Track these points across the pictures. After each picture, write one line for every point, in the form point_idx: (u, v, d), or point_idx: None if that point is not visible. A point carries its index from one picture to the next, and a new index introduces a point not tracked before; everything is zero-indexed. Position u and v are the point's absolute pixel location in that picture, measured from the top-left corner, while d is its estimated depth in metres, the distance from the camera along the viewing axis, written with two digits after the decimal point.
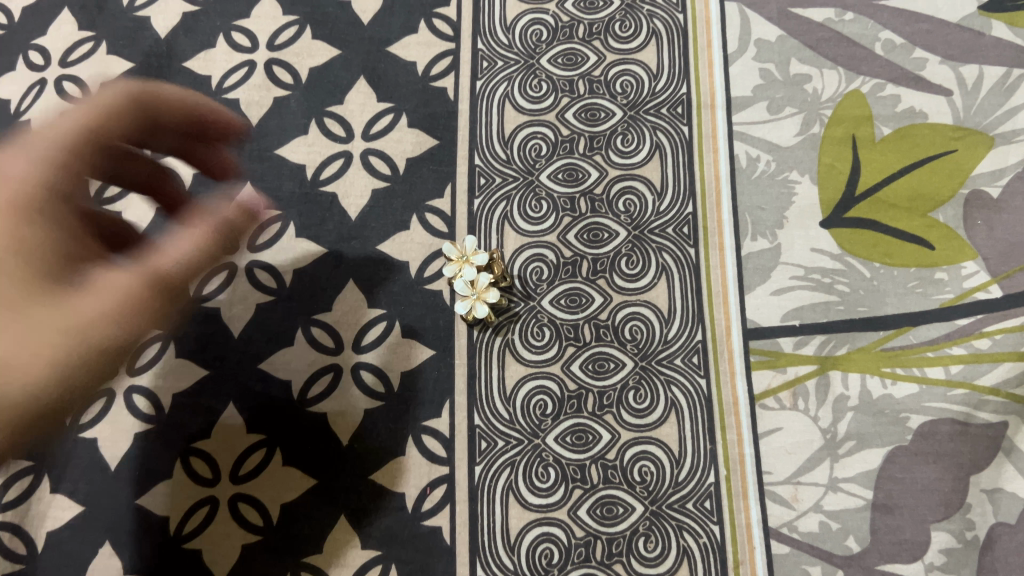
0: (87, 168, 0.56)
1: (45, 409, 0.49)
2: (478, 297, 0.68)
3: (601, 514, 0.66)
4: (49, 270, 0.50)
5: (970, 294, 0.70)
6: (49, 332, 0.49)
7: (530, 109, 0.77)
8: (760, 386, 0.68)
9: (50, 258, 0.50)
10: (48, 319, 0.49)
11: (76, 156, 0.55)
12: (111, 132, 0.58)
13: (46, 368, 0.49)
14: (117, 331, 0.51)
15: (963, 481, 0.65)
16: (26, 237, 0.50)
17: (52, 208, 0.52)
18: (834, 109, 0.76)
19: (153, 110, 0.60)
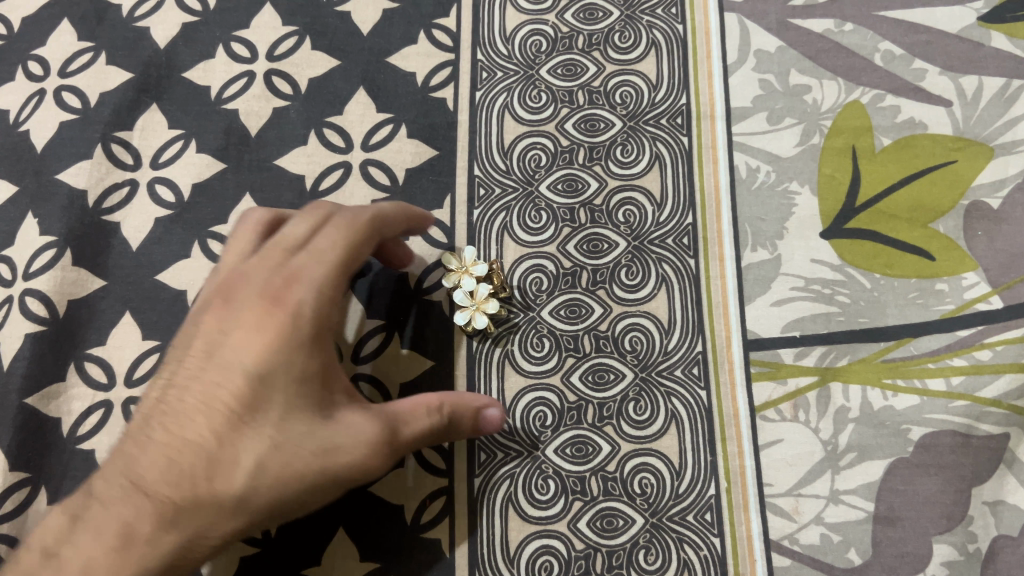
0: (335, 293, 0.58)
1: (271, 514, 0.54)
2: (477, 307, 0.69)
3: (601, 527, 0.66)
4: (317, 398, 0.55)
5: (971, 305, 0.69)
6: (299, 457, 0.54)
7: (529, 120, 0.77)
8: (760, 397, 0.68)
9: (310, 390, 0.55)
10: (307, 444, 0.54)
11: (342, 280, 0.59)
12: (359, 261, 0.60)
13: (285, 492, 0.54)
14: (369, 464, 0.56)
15: (964, 493, 0.65)
16: (270, 371, 0.54)
17: (309, 334, 0.55)
18: (833, 120, 0.76)
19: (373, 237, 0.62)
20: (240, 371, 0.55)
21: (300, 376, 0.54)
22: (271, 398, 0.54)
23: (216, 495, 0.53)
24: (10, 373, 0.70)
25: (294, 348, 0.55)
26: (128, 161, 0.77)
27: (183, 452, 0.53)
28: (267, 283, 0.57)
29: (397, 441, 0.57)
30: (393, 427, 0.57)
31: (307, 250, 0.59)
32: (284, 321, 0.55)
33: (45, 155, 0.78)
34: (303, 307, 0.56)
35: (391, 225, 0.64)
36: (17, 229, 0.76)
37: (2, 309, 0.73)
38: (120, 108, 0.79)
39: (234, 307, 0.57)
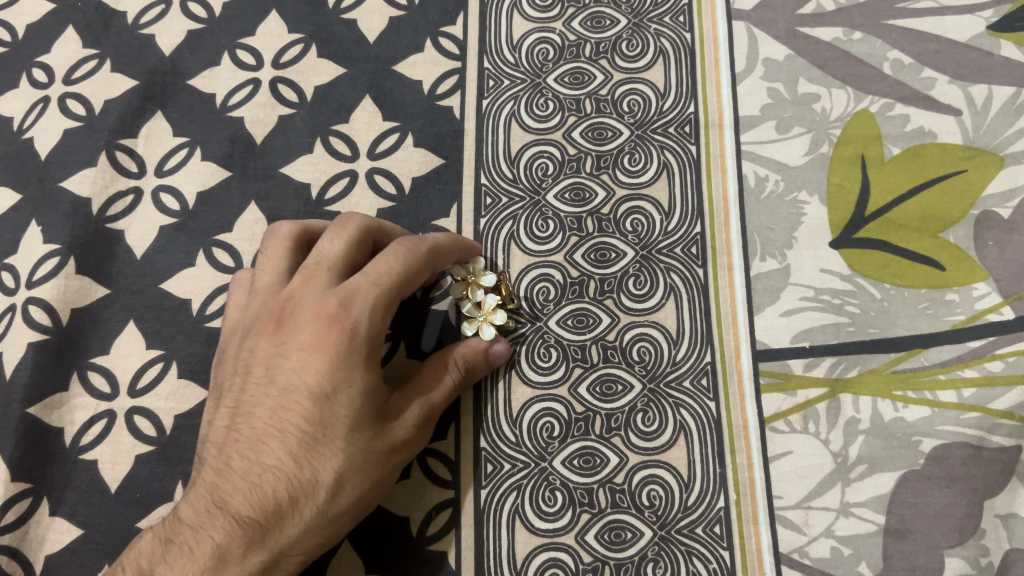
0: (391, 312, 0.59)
1: (351, 520, 0.58)
2: (484, 319, 0.68)
3: (609, 539, 0.65)
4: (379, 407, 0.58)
5: (982, 316, 0.69)
6: (366, 462, 0.58)
7: (536, 128, 0.76)
8: (769, 409, 0.67)
9: (372, 400, 0.58)
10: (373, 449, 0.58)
11: (396, 298, 0.59)
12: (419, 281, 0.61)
13: (360, 494, 0.58)
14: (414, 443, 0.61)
15: (976, 505, 0.64)
16: (332, 392, 0.56)
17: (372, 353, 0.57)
18: (842, 129, 0.75)
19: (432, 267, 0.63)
20: (305, 389, 0.57)
21: (366, 389, 0.57)
22: (341, 414, 0.56)
23: (302, 508, 0.56)
24: (13, 382, 0.70)
25: (359, 367, 0.57)
26: (133, 169, 0.77)
27: (262, 472, 0.57)
28: (322, 303, 0.58)
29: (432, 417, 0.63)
30: (433, 407, 0.63)
31: (362, 272, 0.59)
32: (347, 341, 0.56)
33: (49, 163, 0.78)
34: (366, 326, 0.57)
35: (447, 249, 0.64)
36: (20, 236, 0.75)
37: (5, 317, 0.72)
38: (125, 116, 0.79)
39: (290, 328, 0.59)
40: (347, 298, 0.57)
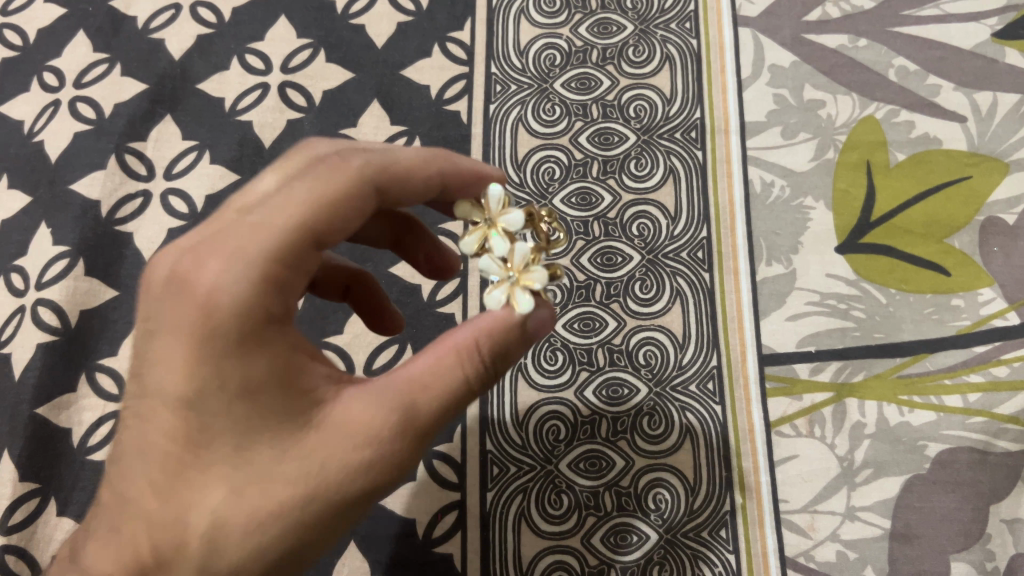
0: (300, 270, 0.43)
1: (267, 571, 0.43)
2: (515, 281, 0.45)
3: (615, 542, 0.65)
4: (289, 410, 0.42)
5: (987, 321, 0.69)
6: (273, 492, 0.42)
7: (543, 133, 0.77)
8: (775, 412, 0.67)
9: (277, 405, 0.42)
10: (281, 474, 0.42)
11: (307, 249, 0.43)
12: (350, 221, 0.45)
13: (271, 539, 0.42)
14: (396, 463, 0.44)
15: (982, 510, 0.64)
16: (199, 401, 0.41)
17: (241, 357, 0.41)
18: (848, 135, 0.76)
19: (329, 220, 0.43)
20: (166, 399, 0.42)
21: (239, 390, 0.41)
22: (212, 430, 0.41)
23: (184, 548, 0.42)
24: (22, 383, 0.70)
25: (223, 360, 0.41)
26: (142, 171, 0.77)
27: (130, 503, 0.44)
28: (183, 264, 0.43)
29: (412, 432, 0.44)
30: (407, 413, 0.44)
31: (250, 217, 0.42)
32: (192, 327, 0.41)
33: (60, 166, 0.78)
34: (219, 302, 0.41)
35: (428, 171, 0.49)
36: (30, 238, 0.76)
37: (14, 318, 0.73)
38: (134, 119, 0.79)
39: (150, 307, 0.44)
40: (188, 266, 0.42)
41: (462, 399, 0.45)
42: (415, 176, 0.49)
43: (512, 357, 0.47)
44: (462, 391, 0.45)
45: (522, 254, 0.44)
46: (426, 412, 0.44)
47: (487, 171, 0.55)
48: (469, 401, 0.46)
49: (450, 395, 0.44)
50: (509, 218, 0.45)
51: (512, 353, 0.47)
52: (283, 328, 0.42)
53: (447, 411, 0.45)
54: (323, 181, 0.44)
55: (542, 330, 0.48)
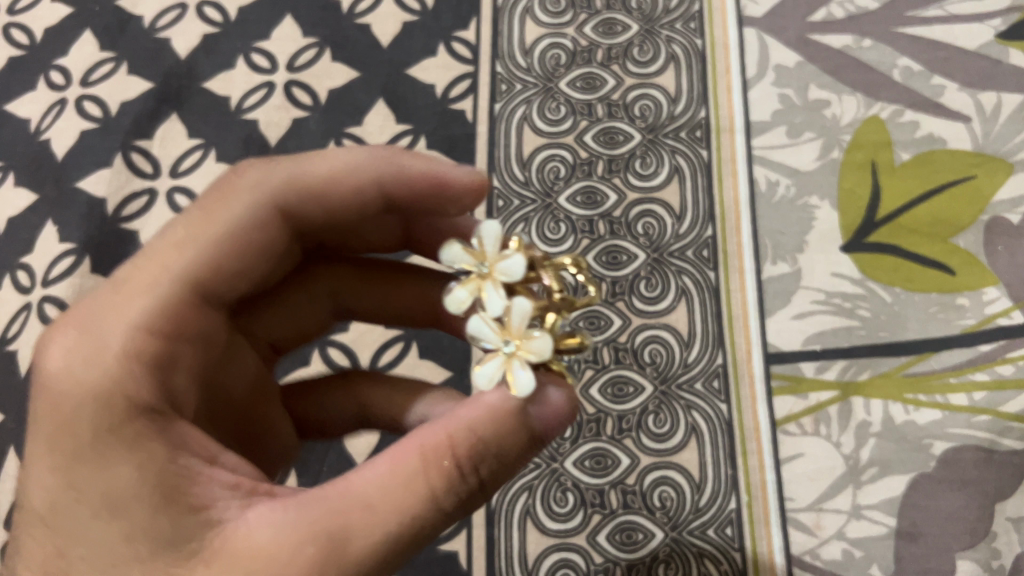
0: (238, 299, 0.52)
1: None
2: (513, 345, 0.40)
3: (621, 540, 0.65)
4: (170, 528, 0.38)
5: (992, 320, 0.69)
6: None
7: (549, 132, 0.77)
8: (780, 411, 0.67)
9: (149, 513, 0.38)
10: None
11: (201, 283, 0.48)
12: (240, 250, 0.49)
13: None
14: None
15: (988, 508, 0.64)
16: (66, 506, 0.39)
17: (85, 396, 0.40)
18: (853, 134, 0.76)
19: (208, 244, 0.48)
20: (38, 512, 0.39)
21: (96, 501, 0.38)
22: (75, 547, 0.38)
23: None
24: (28, 380, 0.70)
25: (75, 462, 0.39)
26: (147, 169, 0.77)
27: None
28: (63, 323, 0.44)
29: (339, 571, 0.37)
30: (339, 546, 0.37)
31: (128, 271, 0.46)
32: (50, 438, 0.39)
33: (66, 164, 0.78)
34: (68, 404, 0.40)
35: (350, 180, 0.52)
36: (37, 236, 0.76)
37: (21, 315, 0.73)
38: (140, 117, 0.79)
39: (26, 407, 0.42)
40: (43, 348, 0.42)
41: (424, 526, 0.39)
42: (325, 198, 0.52)
43: (495, 465, 0.40)
44: (423, 512, 0.39)
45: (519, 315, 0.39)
46: (367, 543, 0.38)
47: (445, 171, 0.52)
48: (442, 524, 0.40)
49: (402, 519, 0.38)
50: (505, 269, 0.41)
51: (500, 453, 0.40)
52: (152, 399, 0.41)
53: (403, 544, 0.38)
54: (213, 213, 0.49)
55: (555, 414, 0.42)
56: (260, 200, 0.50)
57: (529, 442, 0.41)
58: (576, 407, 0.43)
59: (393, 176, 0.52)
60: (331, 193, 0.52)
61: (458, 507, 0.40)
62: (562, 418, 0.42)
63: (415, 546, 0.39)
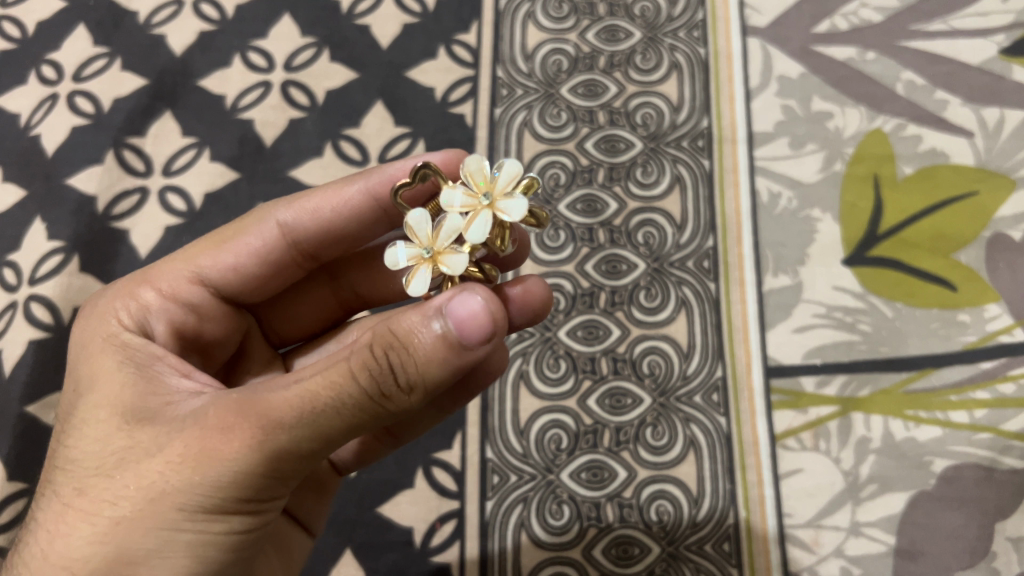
0: (230, 321, 0.54)
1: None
2: (431, 257, 0.41)
3: (617, 555, 0.64)
4: (134, 413, 0.42)
5: (993, 337, 0.68)
6: (93, 494, 0.40)
7: (549, 138, 0.76)
8: (780, 425, 0.67)
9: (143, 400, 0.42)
10: (109, 467, 0.40)
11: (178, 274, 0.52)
12: (240, 266, 0.53)
13: (91, 540, 0.39)
14: (230, 464, 0.38)
15: (987, 527, 0.63)
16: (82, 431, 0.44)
17: (131, 348, 0.46)
18: (856, 147, 0.75)
19: (214, 256, 0.52)
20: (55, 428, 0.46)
21: (92, 388, 0.44)
22: (71, 441, 0.43)
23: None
24: (12, 381, 0.69)
25: (92, 363, 0.46)
26: (140, 168, 0.76)
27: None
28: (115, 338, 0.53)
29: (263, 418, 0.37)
30: (241, 407, 0.38)
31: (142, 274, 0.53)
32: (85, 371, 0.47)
33: (56, 159, 0.77)
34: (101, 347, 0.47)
35: (345, 194, 0.53)
36: (25, 233, 0.74)
37: (6, 314, 0.71)
38: (133, 115, 0.78)
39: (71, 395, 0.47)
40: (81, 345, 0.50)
41: (350, 409, 0.37)
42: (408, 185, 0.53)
43: (405, 366, 0.37)
44: (324, 381, 0.37)
45: (414, 226, 0.42)
46: (268, 414, 0.37)
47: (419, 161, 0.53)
48: (374, 412, 0.37)
49: (303, 389, 0.37)
50: (511, 209, 0.40)
51: (414, 366, 0.37)
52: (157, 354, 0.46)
53: (293, 416, 0.37)
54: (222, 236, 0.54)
55: (470, 323, 0.36)
56: (275, 220, 0.53)
57: (451, 348, 0.36)
58: (504, 322, 0.38)
59: (383, 182, 0.53)
60: (335, 220, 0.53)
61: (380, 397, 0.37)
62: (484, 333, 0.36)
63: (340, 426, 0.38)
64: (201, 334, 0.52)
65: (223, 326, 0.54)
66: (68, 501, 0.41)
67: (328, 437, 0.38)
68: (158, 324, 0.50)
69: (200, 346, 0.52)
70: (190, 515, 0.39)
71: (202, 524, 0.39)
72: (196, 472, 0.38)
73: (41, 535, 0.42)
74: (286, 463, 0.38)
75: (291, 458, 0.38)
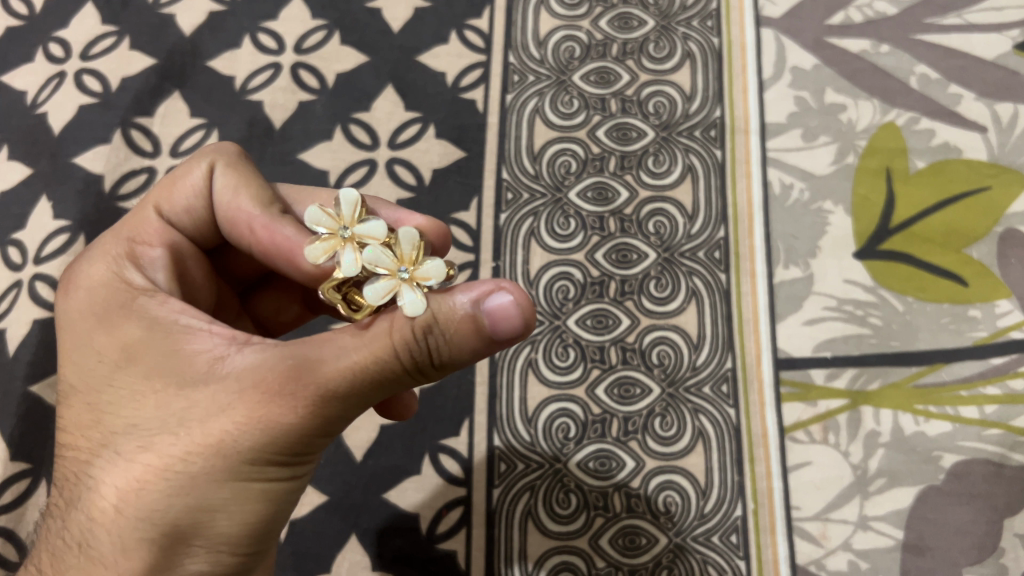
0: (207, 263, 0.52)
1: (219, 526, 0.40)
2: (409, 272, 0.36)
3: (623, 544, 0.64)
4: (174, 375, 0.40)
5: (1004, 333, 0.68)
6: (151, 454, 0.39)
7: (561, 125, 0.75)
8: (790, 418, 0.66)
9: (171, 360, 0.41)
10: (162, 428, 0.39)
11: (152, 225, 0.49)
12: (193, 207, 0.50)
13: (161, 498, 0.39)
14: (296, 424, 0.38)
15: (995, 523, 0.63)
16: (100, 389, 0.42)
17: (153, 309, 0.43)
18: (868, 140, 0.75)
19: (168, 196, 0.50)
20: (75, 390, 0.43)
21: (119, 355, 0.42)
22: (105, 403, 0.42)
23: (90, 554, 0.40)
24: (16, 359, 0.68)
25: (110, 326, 0.43)
26: (147, 148, 0.75)
27: (66, 536, 0.41)
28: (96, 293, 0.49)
29: (325, 383, 0.38)
30: (296, 372, 0.38)
31: (115, 228, 0.50)
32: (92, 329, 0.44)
33: (63, 138, 0.76)
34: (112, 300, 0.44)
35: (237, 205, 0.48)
36: (30, 211, 0.74)
37: (11, 293, 0.70)
38: (142, 94, 0.77)
39: (72, 357, 0.44)
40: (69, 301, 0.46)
41: (401, 375, 0.38)
42: (274, 258, 0.47)
43: (445, 347, 0.37)
44: (371, 350, 0.38)
45: (383, 292, 0.36)
46: (324, 381, 0.38)
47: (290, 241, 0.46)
48: (417, 375, 0.39)
49: (352, 357, 0.38)
50: (349, 199, 0.38)
51: (450, 349, 0.37)
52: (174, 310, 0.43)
53: (345, 384, 0.38)
54: (174, 177, 0.51)
55: (506, 322, 0.36)
56: (205, 166, 0.50)
57: (486, 335, 0.37)
58: (536, 318, 0.37)
59: (263, 231, 0.47)
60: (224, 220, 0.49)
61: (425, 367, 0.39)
62: (518, 329, 0.36)
63: (389, 387, 0.39)
64: (189, 278, 0.50)
65: (201, 268, 0.52)
66: (121, 460, 0.40)
67: (376, 395, 0.39)
68: (158, 274, 0.47)
69: (190, 287, 0.50)
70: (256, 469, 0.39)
71: (267, 475, 0.40)
72: (262, 434, 0.38)
73: (95, 495, 0.41)
74: (340, 419, 0.40)
75: (343, 414, 0.39)
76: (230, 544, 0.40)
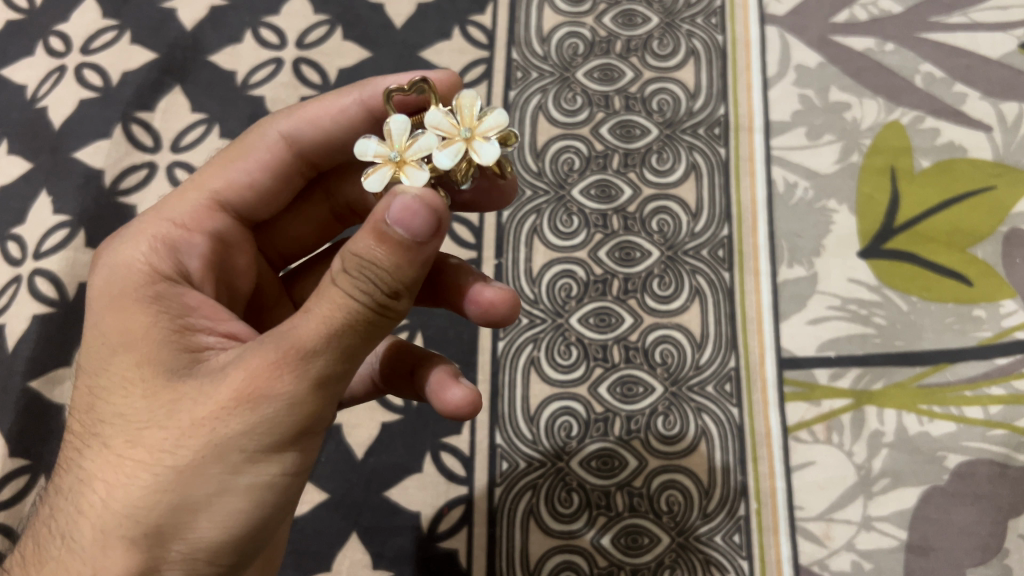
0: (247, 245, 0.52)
1: (206, 522, 0.38)
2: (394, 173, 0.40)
3: (626, 544, 0.63)
4: (168, 363, 0.40)
5: (1008, 333, 0.67)
6: (137, 449, 0.39)
7: (564, 122, 0.75)
8: (793, 418, 0.66)
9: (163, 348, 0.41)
10: (149, 420, 0.39)
11: (202, 207, 0.50)
12: (255, 180, 0.51)
13: (144, 493, 0.38)
14: (274, 404, 0.37)
15: (1000, 524, 0.63)
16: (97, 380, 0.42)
17: (161, 295, 0.43)
18: (873, 139, 0.75)
19: (226, 176, 0.51)
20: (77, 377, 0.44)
21: (115, 343, 0.42)
22: (99, 390, 0.41)
23: (74, 549, 0.39)
24: (15, 355, 0.67)
25: (108, 312, 0.43)
26: (147, 143, 0.74)
27: (53, 530, 0.41)
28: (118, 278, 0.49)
29: (298, 355, 0.37)
30: (267, 349, 0.37)
31: (151, 211, 0.49)
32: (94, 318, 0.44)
33: (63, 133, 0.76)
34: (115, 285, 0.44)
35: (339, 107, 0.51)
36: (30, 206, 0.73)
37: (9, 288, 0.70)
38: (142, 88, 0.77)
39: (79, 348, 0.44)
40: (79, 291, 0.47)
41: (357, 328, 0.37)
42: None
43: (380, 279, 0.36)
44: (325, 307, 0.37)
45: (373, 151, 0.41)
46: (289, 351, 0.37)
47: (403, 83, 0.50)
48: (375, 326, 0.38)
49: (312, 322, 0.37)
50: (494, 125, 0.40)
51: (383, 279, 0.36)
52: (190, 305, 0.44)
53: (310, 351, 0.37)
54: (236, 156, 0.52)
55: (414, 221, 0.35)
56: (277, 132, 0.52)
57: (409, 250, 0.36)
58: (444, 212, 0.36)
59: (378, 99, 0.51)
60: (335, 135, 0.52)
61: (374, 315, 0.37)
62: (425, 225, 0.35)
63: (352, 348, 0.38)
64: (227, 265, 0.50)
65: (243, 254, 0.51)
66: (110, 454, 0.40)
67: (347, 364, 0.38)
68: (194, 261, 0.47)
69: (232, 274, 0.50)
70: (241, 459, 0.38)
71: (256, 470, 0.38)
72: (241, 419, 0.37)
73: (86, 490, 0.40)
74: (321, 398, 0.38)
75: (323, 391, 0.38)
76: (214, 545, 0.38)
